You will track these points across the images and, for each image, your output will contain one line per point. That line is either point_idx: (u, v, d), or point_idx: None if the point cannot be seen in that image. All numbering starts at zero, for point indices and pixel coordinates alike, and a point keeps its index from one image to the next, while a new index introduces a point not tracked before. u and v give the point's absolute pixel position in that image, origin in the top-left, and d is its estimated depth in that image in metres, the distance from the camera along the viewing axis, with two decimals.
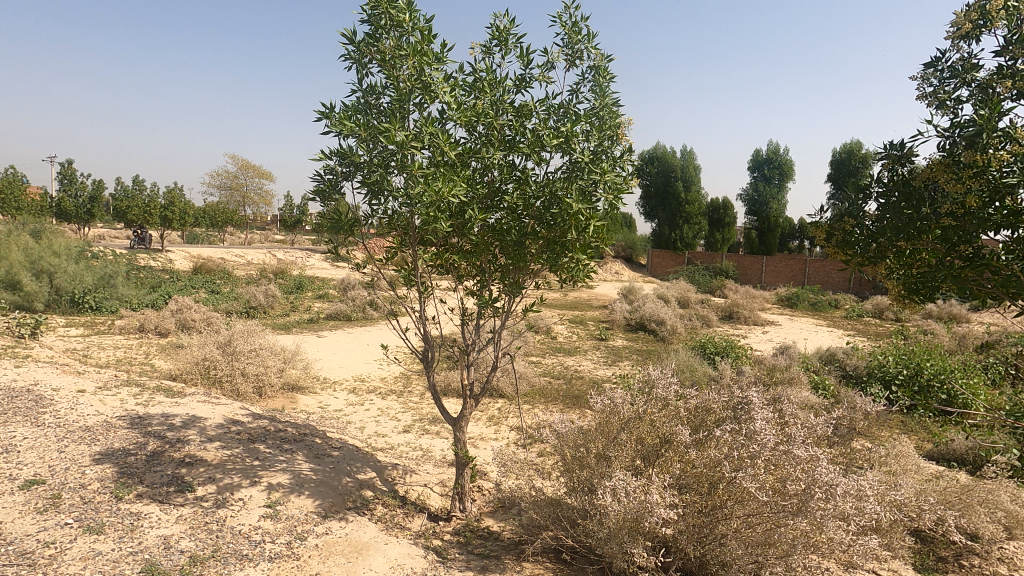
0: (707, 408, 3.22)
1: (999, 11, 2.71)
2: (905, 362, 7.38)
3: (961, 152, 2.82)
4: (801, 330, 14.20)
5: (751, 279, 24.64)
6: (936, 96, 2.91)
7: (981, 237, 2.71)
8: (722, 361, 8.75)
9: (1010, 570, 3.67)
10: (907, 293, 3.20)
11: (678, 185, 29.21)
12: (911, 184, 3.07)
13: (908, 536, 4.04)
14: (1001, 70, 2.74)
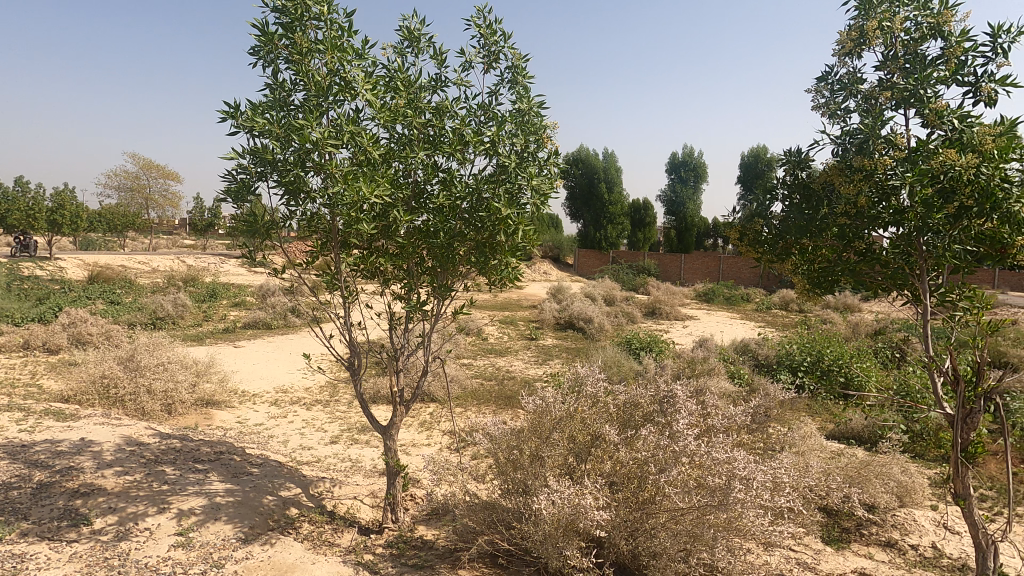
0: (635, 403, 3.31)
1: (875, 31, 2.96)
2: (809, 350, 8.02)
3: (851, 157, 3.05)
4: (718, 324, 15.08)
5: (671, 277, 25.93)
6: (828, 107, 3.14)
7: (872, 234, 3.02)
8: (647, 356, 9.10)
9: (902, 537, 4.06)
10: (810, 287, 3.47)
11: (602, 187, 30.10)
12: (811, 187, 3.28)
13: (818, 511, 4.37)
14: (880, 84, 3.01)
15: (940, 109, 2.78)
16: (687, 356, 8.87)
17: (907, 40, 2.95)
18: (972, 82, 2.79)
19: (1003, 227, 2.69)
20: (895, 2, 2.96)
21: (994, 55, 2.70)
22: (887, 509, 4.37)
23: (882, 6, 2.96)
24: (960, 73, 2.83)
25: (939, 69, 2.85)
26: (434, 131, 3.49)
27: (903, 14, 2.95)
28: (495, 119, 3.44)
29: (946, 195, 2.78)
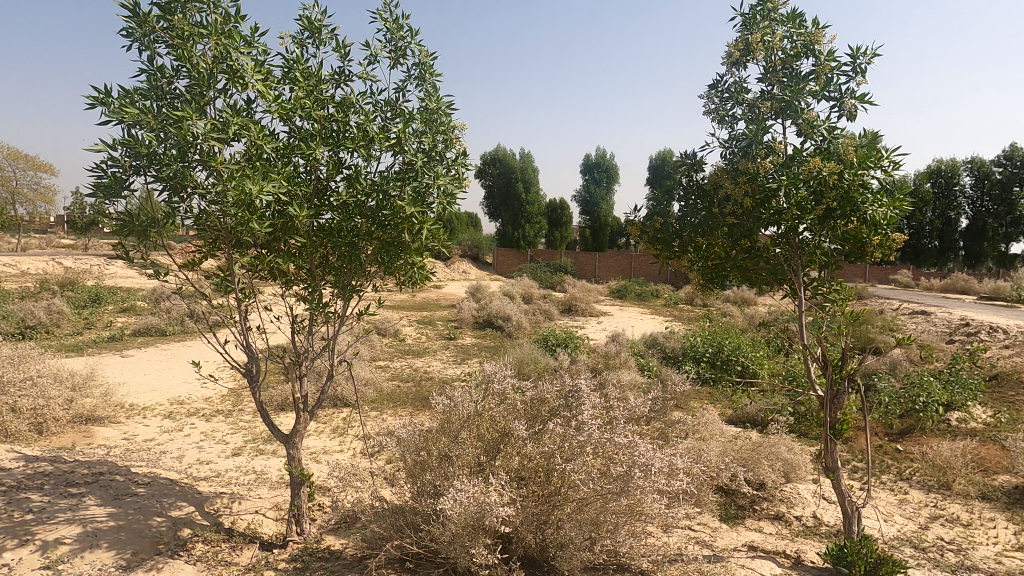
0: (542, 398, 3.36)
1: (758, 45, 3.21)
2: (712, 342, 8.64)
3: (737, 161, 3.28)
4: (630, 319, 15.78)
5: (586, 275, 26.78)
6: (718, 113, 3.36)
7: (755, 232, 3.26)
8: (563, 352, 9.33)
9: (787, 509, 4.46)
10: (704, 281, 3.70)
11: (519, 186, 30.47)
12: (703, 188, 3.50)
13: (716, 491, 4.68)
14: (762, 94, 3.26)
15: (812, 119, 3.07)
16: (601, 351, 9.19)
17: (785, 56, 3.22)
18: (838, 96, 3.10)
19: (862, 227, 3.03)
20: (774, 20, 3.22)
21: (854, 73, 3.02)
22: (776, 486, 4.77)
23: (764, 22, 3.21)
24: (828, 88, 3.14)
25: (811, 83, 3.14)
26: (337, 126, 3.36)
27: (781, 32, 3.21)
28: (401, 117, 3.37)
29: (816, 197, 3.08)
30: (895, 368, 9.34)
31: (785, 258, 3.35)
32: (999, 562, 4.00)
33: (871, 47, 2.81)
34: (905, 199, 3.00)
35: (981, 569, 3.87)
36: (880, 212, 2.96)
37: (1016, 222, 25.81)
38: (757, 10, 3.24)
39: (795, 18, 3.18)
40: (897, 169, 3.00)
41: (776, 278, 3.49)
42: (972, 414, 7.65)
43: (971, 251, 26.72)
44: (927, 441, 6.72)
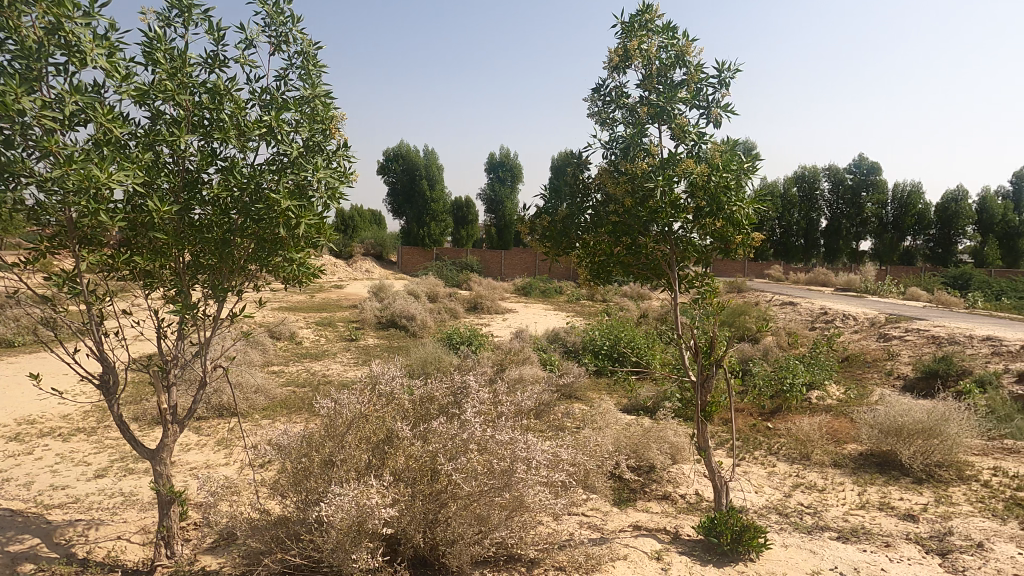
0: (430, 396, 3.32)
1: (636, 53, 3.37)
2: (609, 335, 9.09)
3: (618, 162, 3.42)
4: (534, 315, 16.13)
5: (492, 273, 27.32)
6: (601, 115, 3.49)
7: (636, 230, 3.42)
8: (467, 350, 9.33)
9: (674, 487, 4.85)
10: (592, 277, 3.81)
11: (424, 184, 30.03)
12: (588, 188, 3.59)
13: (610, 476, 4.92)
14: (640, 100, 3.43)
15: (683, 125, 3.27)
16: (505, 347, 9.28)
17: (660, 64, 3.39)
18: (706, 105, 3.33)
19: (727, 225, 3.31)
20: (650, 30, 3.38)
21: (720, 85, 3.26)
22: (664, 467, 5.16)
23: (641, 31, 3.36)
24: (698, 97, 3.35)
25: (683, 92, 3.34)
26: (207, 113, 3.09)
27: (656, 41, 3.37)
28: (280, 106, 3.16)
29: (688, 198, 3.30)
30: (767, 353, 10.32)
31: (663, 254, 3.57)
32: (845, 520, 4.55)
33: (732, 62, 3.04)
34: (761, 202, 3.34)
35: (831, 528, 4.37)
36: (741, 211, 3.25)
37: (864, 223, 29.55)
38: (635, 19, 3.38)
39: (668, 30, 3.36)
40: (755, 173, 3.30)
41: (655, 273, 3.71)
42: (828, 392, 8.65)
43: (830, 248, 30.18)
44: (791, 418, 7.50)
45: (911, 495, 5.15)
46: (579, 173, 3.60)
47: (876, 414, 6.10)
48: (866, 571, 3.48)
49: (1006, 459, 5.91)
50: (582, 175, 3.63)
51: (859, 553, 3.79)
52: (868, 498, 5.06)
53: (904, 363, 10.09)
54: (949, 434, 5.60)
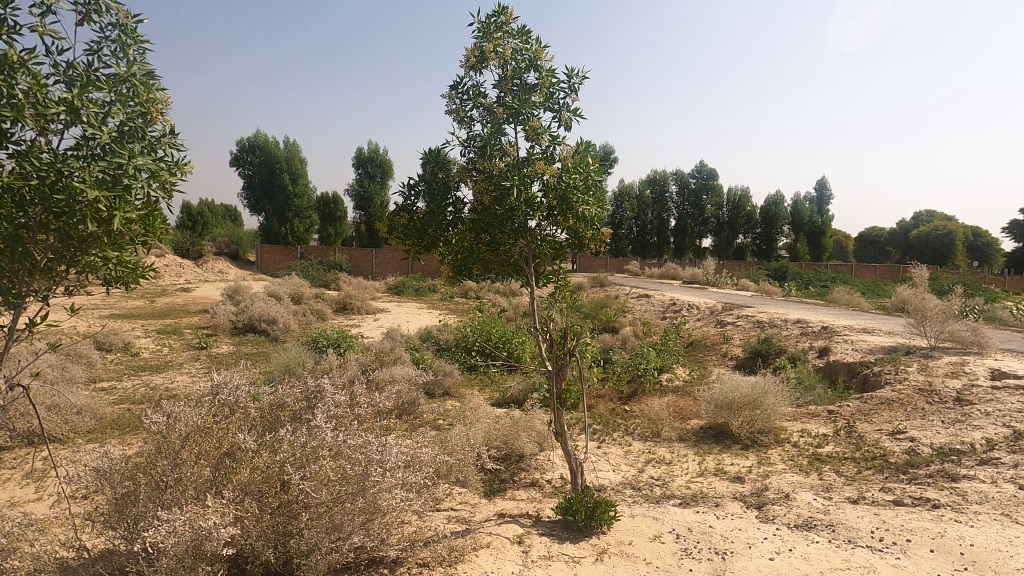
0: (281, 403, 3.09)
1: (494, 52, 3.03)
2: (480, 331, 9.26)
3: (476, 162, 3.11)
4: (407, 314, 15.87)
5: (363, 271, 26.55)
6: (458, 114, 3.12)
7: (495, 231, 3.24)
8: (334, 352, 8.88)
9: (540, 472, 5.10)
10: (452, 273, 3.55)
11: (285, 178, 28.00)
12: (448, 187, 3.22)
13: (479, 469, 5.00)
14: (498, 101, 3.14)
15: (537, 128, 3.04)
16: (375, 347, 8.98)
17: (516, 66, 3.11)
18: (559, 109, 3.14)
19: (579, 223, 3.28)
20: (506, 32, 3.06)
21: (572, 90, 3.13)
22: (531, 455, 5.41)
23: (496, 30, 3.03)
24: (551, 101, 3.16)
25: (536, 95, 3.11)
26: None
27: (512, 45, 3.07)
28: (89, 84, 2.71)
29: (543, 196, 3.17)
30: (625, 342, 11.17)
31: (519, 250, 3.44)
32: (687, 488, 5.10)
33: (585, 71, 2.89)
34: (607, 199, 3.35)
35: (674, 495, 4.87)
36: (589, 210, 3.24)
37: (706, 222, 33.19)
38: (490, 18, 3.04)
39: (523, 33, 3.08)
40: (603, 174, 3.29)
41: (514, 268, 3.58)
42: (675, 374, 9.61)
43: (678, 244, 33.47)
44: (645, 400, 8.20)
45: (739, 459, 5.91)
46: (440, 172, 3.20)
47: (712, 391, 6.88)
48: (696, 528, 3.92)
49: (810, 422, 7.02)
50: (441, 175, 3.26)
51: (694, 514, 4.27)
52: (706, 466, 5.71)
53: (736, 345, 11.53)
54: (767, 405, 6.51)
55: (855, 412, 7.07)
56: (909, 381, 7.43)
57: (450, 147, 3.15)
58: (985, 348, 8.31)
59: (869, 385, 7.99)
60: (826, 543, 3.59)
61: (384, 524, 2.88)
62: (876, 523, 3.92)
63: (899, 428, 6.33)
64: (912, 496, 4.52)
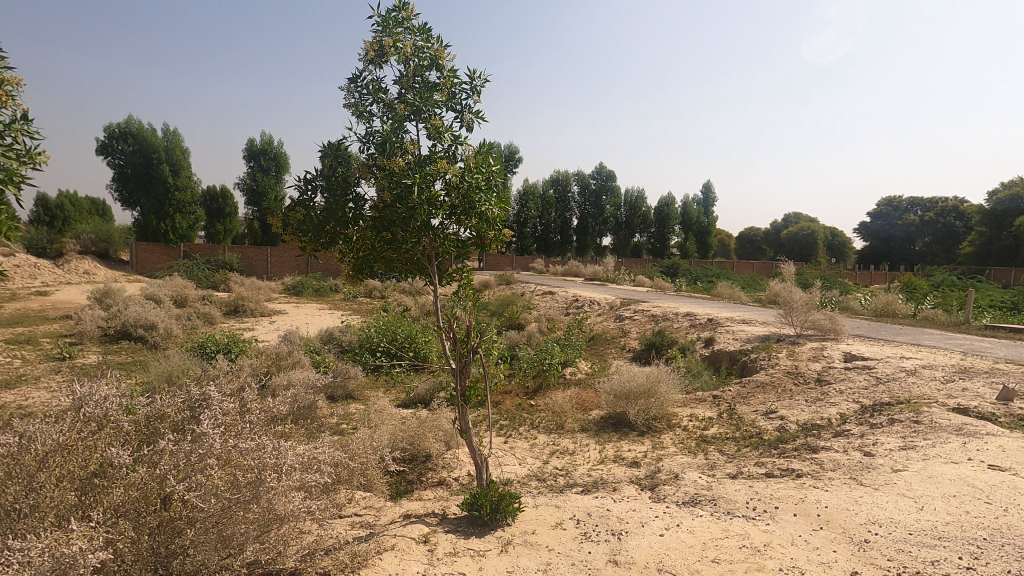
0: (160, 414, 2.70)
1: (394, 47, 2.95)
2: (385, 331, 9.09)
3: (376, 158, 2.98)
4: (306, 315, 15.15)
5: (257, 271, 24.94)
6: (358, 108, 2.98)
7: (397, 228, 3.16)
8: (225, 358, 8.28)
9: (447, 471, 5.11)
10: (353, 273, 3.41)
11: (164, 169, 25.50)
12: (349, 183, 3.03)
13: (384, 472, 4.90)
14: (399, 97, 3.05)
15: (439, 126, 3.00)
16: (271, 351, 8.48)
17: (417, 64, 3.05)
18: (461, 110, 3.12)
19: (482, 222, 3.28)
20: (406, 29, 3.01)
21: (472, 91, 3.14)
22: (438, 455, 5.40)
23: (396, 26, 2.96)
24: (452, 101, 3.13)
25: (437, 94, 3.08)
26: None
27: (412, 41, 3.01)
28: None
29: (446, 195, 3.13)
30: (531, 338, 11.44)
31: (422, 248, 3.35)
32: (589, 476, 5.34)
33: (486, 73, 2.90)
34: (509, 201, 3.39)
35: (577, 484, 5.09)
36: (491, 210, 3.25)
37: (605, 222, 34.77)
38: (390, 13, 2.96)
39: (423, 31, 3.03)
40: (504, 175, 3.32)
41: (417, 267, 3.48)
42: (577, 367, 10.01)
43: (580, 243, 34.79)
44: (550, 394, 8.47)
45: (636, 445, 6.29)
46: (340, 167, 3.01)
47: (612, 382, 7.26)
48: (596, 513, 4.14)
49: (697, 407, 7.62)
50: (339, 171, 3.07)
51: (594, 500, 4.49)
52: (606, 453, 6.01)
53: (633, 338, 12.23)
54: (659, 393, 6.98)
55: (735, 396, 7.78)
56: (779, 365, 8.30)
57: (349, 142, 2.98)
58: (839, 335, 9.49)
59: (747, 371, 8.82)
60: (709, 516, 3.93)
61: (281, 533, 2.69)
62: (751, 494, 4.36)
63: (772, 408, 7.06)
64: (781, 468, 5.07)
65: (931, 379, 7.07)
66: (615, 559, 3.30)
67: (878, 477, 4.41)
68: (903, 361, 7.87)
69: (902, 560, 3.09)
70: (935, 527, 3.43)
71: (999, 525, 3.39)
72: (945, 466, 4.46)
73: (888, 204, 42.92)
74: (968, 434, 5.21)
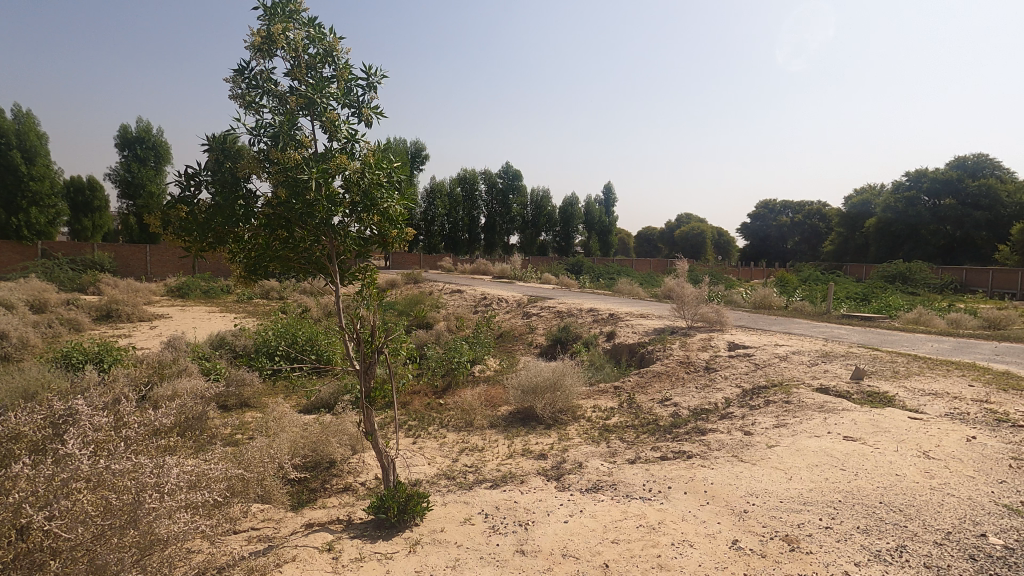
0: (15, 434, 2.40)
1: (284, 37, 2.80)
2: (284, 334, 8.62)
3: (268, 152, 2.82)
4: (193, 319, 13.96)
5: (133, 271, 22.59)
6: (246, 100, 2.79)
7: (293, 226, 3.00)
8: (96, 369, 7.43)
9: (354, 476, 4.97)
10: (246, 274, 3.20)
11: (16, 156, 22.21)
12: (239, 178, 2.83)
13: (284, 482, 4.66)
14: (292, 90, 2.90)
15: (336, 122, 2.90)
16: (152, 358, 7.72)
17: (308, 57, 2.92)
18: (357, 105, 3.05)
19: (384, 220, 3.22)
20: (295, 20, 2.86)
21: (369, 87, 3.06)
22: (344, 460, 5.24)
23: (284, 15, 2.81)
24: (348, 97, 3.05)
25: (331, 89, 2.98)
26: None
27: (302, 33, 2.88)
28: None
29: (345, 192, 3.03)
30: (439, 336, 11.37)
31: (321, 247, 3.23)
32: (498, 470, 5.42)
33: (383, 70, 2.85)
34: (411, 198, 3.35)
35: (486, 479, 5.16)
36: (393, 207, 3.21)
37: (512, 221, 35.30)
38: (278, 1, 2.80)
39: (314, 22, 2.91)
40: (406, 173, 3.30)
41: (316, 266, 3.36)
42: (486, 364, 10.10)
43: (488, 242, 35.04)
44: (459, 392, 8.47)
45: (543, 438, 6.48)
46: (227, 161, 2.81)
47: (519, 377, 7.41)
48: (504, 506, 4.22)
49: (600, 398, 7.99)
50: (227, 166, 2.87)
51: (502, 494, 4.58)
52: (514, 448, 6.14)
53: (540, 334, 12.56)
54: (564, 386, 7.24)
55: (634, 386, 8.25)
56: (673, 356, 8.91)
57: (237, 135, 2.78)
58: (724, 326, 10.36)
59: (644, 362, 9.39)
60: (610, 500, 4.15)
61: (165, 557, 2.43)
62: (647, 477, 4.67)
63: (666, 396, 7.58)
64: (674, 450, 5.47)
65: (799, 363, 7.94)
66: (522, 549, 3.39)
67: (756, 453, 4.90)
68: (777, 348, 8.76)
69: (774, 525, 3.46)
70: (801, 494, 3.87)
71: (850, 489, 3.90)
72: (809, 440, 5.05)
73: (765, 205, 47.31)
74: (828, 411, 5.92)
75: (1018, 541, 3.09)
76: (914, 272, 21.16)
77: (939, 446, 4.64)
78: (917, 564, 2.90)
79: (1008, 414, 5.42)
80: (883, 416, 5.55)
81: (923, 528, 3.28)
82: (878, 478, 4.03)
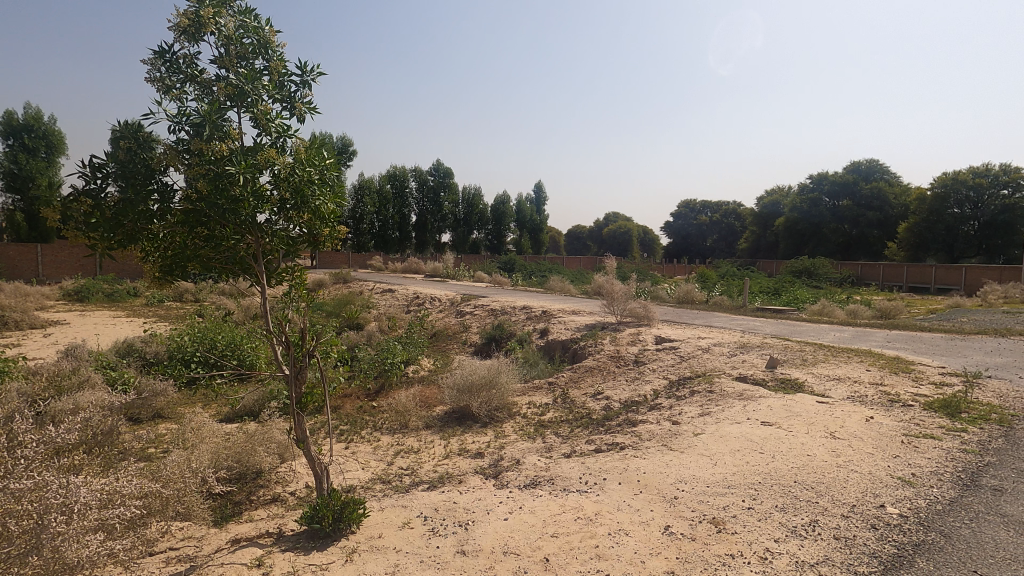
0: None
1: (211, 21, 2.60)
2: (201, 340, 8.08)
3: (188, 143, 2.63)
4: (95, 325, 12.81)
5: (22, 273, 20.41)
6: (165, 85, 2.58)
7: (214, 222, 2.79)
8: None
9: (282, 487, 4.75)
10: (161, 274, 2.96)
11: None
12: (155, 170, 2.61)
13: (205, 496, 4.36)
14: (219, 78, 2.71)
15: (268, 115, 2.74)
16: (46, 368, 7.00)
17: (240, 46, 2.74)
18: (290, 99, 2.90)
19: (315, 218, 3.07)
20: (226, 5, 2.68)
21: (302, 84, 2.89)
22: (271, 469, 4.99)
23: None
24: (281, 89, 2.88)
25: (261, 79, 2.80)
26: None
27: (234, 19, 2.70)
28: None
29: (272, 188, 2.85)
30: (371, 337, 11.08)
31: (246, 246, 3.03)
32: (434, 472, 5.35)
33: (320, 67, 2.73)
34: (344, 198, 3.21)
35: (422, 481, 5.09)
36: (325, 206, 3.06)
37: (444, 219, 35.02)
38: None
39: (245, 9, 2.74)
40: (340, 170, 3.17)
41: (240, 267, 3.17)
42: (420, 365, 9.96)
43: (420, 240, 34.56)
44: (392, 393, 8.29)
45: (479, 437, 6.47)
46: (140, 152, 2.59)
47: (454, 377, 7.34)
48: (442, 507, 4.18)
49: (535, 394, 8.09)
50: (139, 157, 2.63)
51: (441, 495, 4.53)
52: (450, 448, 6.09)
53: (474, 332, 12.54)
54: (499, 384, 7.27)
55: (567, 381, 8.40)
56: (604, 351, 9.17)
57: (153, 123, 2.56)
58: (651, 320, 10.78)
59: (577, 357, 9.60)
60: (548, 495, 4.22)
61: None
62: (583, 470, 4.78)
63: (598, 390, 7.78)
64: (607, 443, 5.63)
65: (720, 354, 8.40)
66: (462, 549, 3.37)
67: (683, 442, 5.14)
68: (700, 341, 9.22)
69: (702, 509, 3.64)
70: (725, 478, 4.10)
71: (768, 471, 4.18)
72: (731, 426, 5.36)
73: (687, 206, 49.67)
74: (747, 398, 6.31)
75: (911, 509, 3.43)
76: (817, 267, 22.95)
77: (843, 426, 5.06)
78: (828, 537, 3.15)
79: (899, 395, 6.01)
80: (794, 401, 5.99)
81: (832, 503, 3.57)
82: (792, 459, 4.34)
